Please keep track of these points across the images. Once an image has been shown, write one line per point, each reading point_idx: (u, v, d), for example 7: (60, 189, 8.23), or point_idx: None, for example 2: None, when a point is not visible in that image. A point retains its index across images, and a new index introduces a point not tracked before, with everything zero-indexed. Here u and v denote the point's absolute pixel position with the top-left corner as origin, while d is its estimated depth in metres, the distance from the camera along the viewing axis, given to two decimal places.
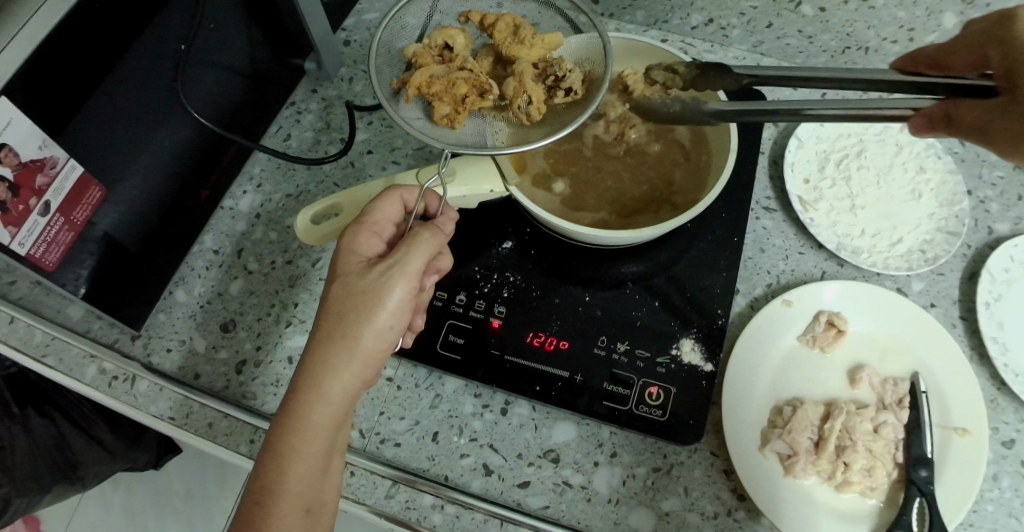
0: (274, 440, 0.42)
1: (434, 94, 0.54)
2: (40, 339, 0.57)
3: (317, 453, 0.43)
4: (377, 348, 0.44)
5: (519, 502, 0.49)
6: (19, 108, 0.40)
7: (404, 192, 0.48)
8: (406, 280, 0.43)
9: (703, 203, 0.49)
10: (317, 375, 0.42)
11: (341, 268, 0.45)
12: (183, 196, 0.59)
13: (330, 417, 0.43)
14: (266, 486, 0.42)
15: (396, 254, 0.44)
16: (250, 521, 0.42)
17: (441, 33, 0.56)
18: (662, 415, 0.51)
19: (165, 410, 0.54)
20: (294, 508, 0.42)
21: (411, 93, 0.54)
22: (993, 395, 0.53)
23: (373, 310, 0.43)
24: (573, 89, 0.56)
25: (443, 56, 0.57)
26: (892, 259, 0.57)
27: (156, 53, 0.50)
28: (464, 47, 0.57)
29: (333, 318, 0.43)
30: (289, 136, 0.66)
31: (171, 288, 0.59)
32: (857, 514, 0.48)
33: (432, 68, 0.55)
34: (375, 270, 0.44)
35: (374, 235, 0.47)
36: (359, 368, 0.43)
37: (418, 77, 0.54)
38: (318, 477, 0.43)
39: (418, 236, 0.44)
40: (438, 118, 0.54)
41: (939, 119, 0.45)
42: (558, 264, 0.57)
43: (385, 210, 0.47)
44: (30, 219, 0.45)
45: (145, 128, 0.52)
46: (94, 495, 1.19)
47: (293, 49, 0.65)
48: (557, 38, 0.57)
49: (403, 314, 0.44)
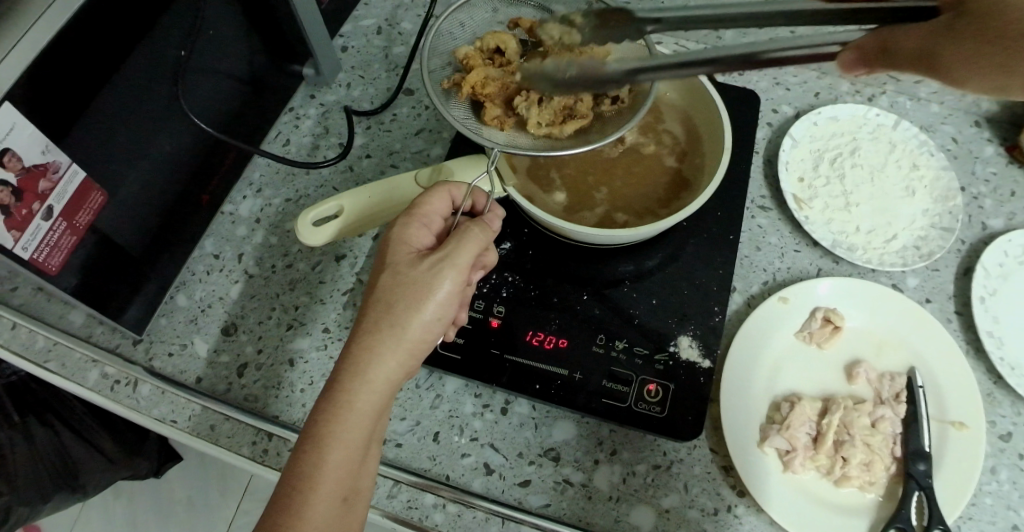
0: (315, 425, 0.42)
1: (487, 95, 0.55)
2: (42, 344, 0.57)
3: (357, 441, 0.43)
4: (423, 340, 0.44)
5: (520, 500, 0.50)
6: (25, 114, 0.41)
7: (453, 189, 0.49)
8: (456, 273, 0.44)
9: (698, 201, 0.50)
10: (362, 361, 0.42)
11: (389, 258, 0.45)
12: (184, 201, 0.59)
13: (373, 405, 0.43)
14: (303, 472, 0.41)
15: (447, 246, 0.44)
16: (283, 507, 0.41)
17: (492, 36, 0.57)
18: (661, 412, 0.51)
19: (168, 413, 0.55)
20: (330, 495, 0.42)
21: (465, 92, 0.56)
22: (990, 389, 0.53)
23: (422, 300, 0.43)
24: (622, 97, 0.56)
25: (494, 58, 0.58)
26: (887, 256, 0.57)
27: (158, 59, 0.51)
28: (516, 52, 0.57)
29: (381, 306, 0.43)
30: (289, 141, 0.66)
31: (172, 293, 0.60)
32: (856, 507, 0.48)
33: (486, 70, 0.56)
34: (426, 261, 0.44)
35: (424, 227, 0.47)
36: (403, 358, 0.43)
37: (474, 77, 0.55)
38: (356, 465, 0.43)
39: (469, 231, 0.45)
40: (489, 120, 0.56)
41: (873, 53, 0.37)
42: (555, 264, 0.58)
43: (434, 205, 0.48)
44: (34, 223, 0.45)
45: (146, 133, 0.53)
46: (96, 503, 1.19)
47: (291, 56, 0.65)
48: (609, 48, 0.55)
49: (450, 307, 0.44)
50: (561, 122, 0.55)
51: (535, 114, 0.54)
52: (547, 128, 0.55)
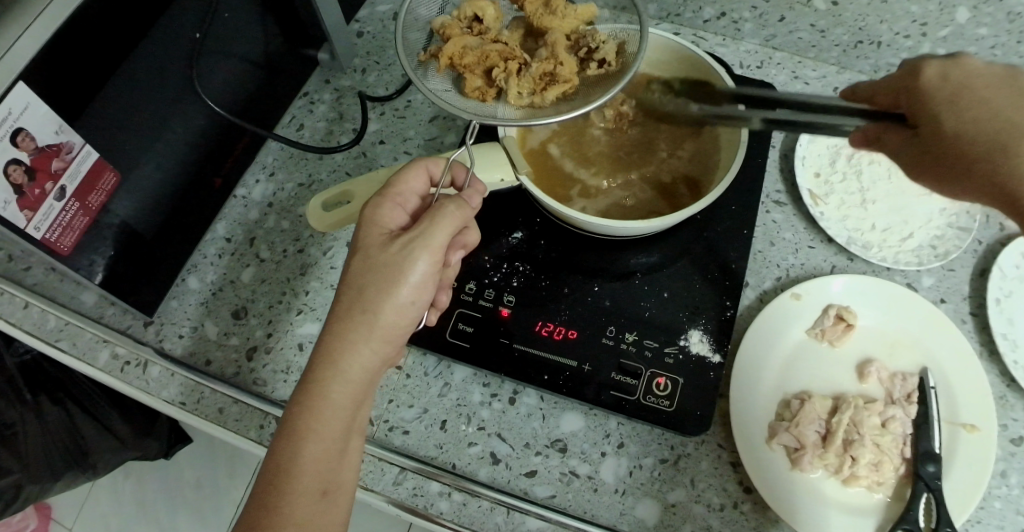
0: (290, 418, 0.42)
1: (467, 65, 0.54)
2: (53, 324, 0.58)
3: (334, 432, 0.42)
4: (397, 324, 0.44)
5: (526, 490, 0.50)
6: (39, 94, 0.41)
7: (430, 165, 0.49)
8: (430, 253, 0.43)
9: (714, 193, 0.49)
10: (335, 352, 0.42)
11: (363, 241, 0.45)
12: (196, 184, 0.59)
13: (348, 394, 0.43)
14: (281, 468, 0.42)
15: (420, 226, 0.44)
16: (262, 503, 0.41)
17: (470, 4, 0.55)
18: (669, 406, 0.51)
19: (176, 395, 0.55)
20: (310, 489, 0.42)
21: (442, 63, 0.54)
22: (1002, 391, 0.53)
23: (395, 283, 0.42)
24: (607, 61, 0.55)
25: (473, 27, 0.55)
26: (902, 254, 0.57)
27: (173, 41, 0.51)
28: (495, 18, 0.55)
29: (354, 291, 0.43)
30: (303, 126, 0.66)
31: (184, 275, 0.60)
32: (864, 508, 0.48)
33: (465, 39, 0.54)
34: (397, 243, 0.43)
35: (398, 207, 0.47)
36: (378, 344, 0.43)
37: (451, 47, 0.53)
38: (335, 458, 0.43)
39: (444, 209, 0.44)
40: (470, 91, 0.54)
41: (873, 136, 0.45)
42: (566, 254, 0.58)
43: (410, 183, 0.47)
44: (46, 204, 0.45)
45: (160, 117, 0.53)
46: (105, 484, 1.21)
47: (306, 40, 0.65)
48: (590, 10, 0.55)
49: (425, 289, 0.44)
50: (542, 89, 0.53)
51: (515, 83, 0.53)
52: (529, 96, 0.54)
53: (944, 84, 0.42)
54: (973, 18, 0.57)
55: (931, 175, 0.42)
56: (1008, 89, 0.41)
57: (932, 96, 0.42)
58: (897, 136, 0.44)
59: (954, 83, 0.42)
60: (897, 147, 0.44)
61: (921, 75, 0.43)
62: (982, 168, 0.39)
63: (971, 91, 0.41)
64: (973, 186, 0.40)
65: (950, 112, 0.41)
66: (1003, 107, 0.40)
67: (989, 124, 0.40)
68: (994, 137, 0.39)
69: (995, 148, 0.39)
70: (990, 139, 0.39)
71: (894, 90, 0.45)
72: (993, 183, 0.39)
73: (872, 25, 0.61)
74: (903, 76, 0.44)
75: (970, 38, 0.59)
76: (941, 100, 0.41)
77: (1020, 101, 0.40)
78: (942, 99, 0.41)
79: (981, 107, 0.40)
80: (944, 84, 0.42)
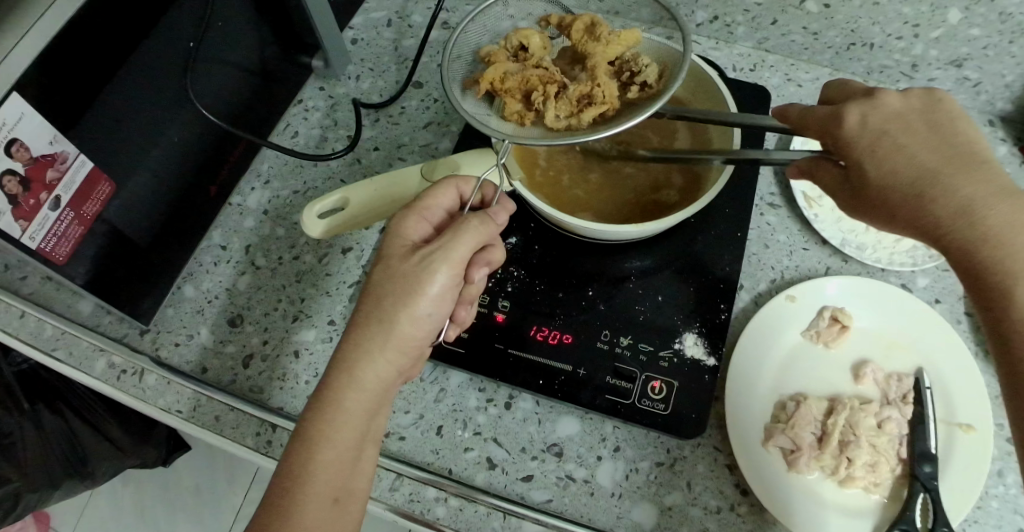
0: (306, 423, 0.42)
1: (507, 90, 0.52)
2: (49, 333, 0.58)
3: (347, 440, 0.43)
4: (414, 335, 0.44)
5: (522, 496, 0.50)
6: (31, 103, 0.41)
7: (461, 183, 0.48)
8: (449, 267, 0.43)
9: (706, 197, 0.49)
10: (353, 359, 0.43)
11: (385, 252, 0.45)
12: (192, 192, 0.59)
13: (362, 403, 0.43)
14: (294, 472, 0.42)
15: (442, 239, 0.43)
16: (274, 508, 0.41)
17: (517, 33, 0.54)
18: (665, 409, 0.51)
19: (174, 403, 0.55)
20: (322, 494, 0.42)
21: (483, 88, 0.53)
22: (997, 391, 0.53)
23: (413, 294, 0.42)
24: (649, 83, 0.52)
25: (518, 56, 0.54)
26: (896, 255, 0.57)
27: (167, 52, 0.51)
28: (540, 47, 0.54)
29: (374, 299, 0.43)
30: (298, 133, 0.67)
31: (180, 283, 0.60)
32: (860, 509, 0.48)
33: (506, 65, 0.53)
34: (417, 255, 0.44)
35: (424, 221, 0.47)
36: (393, 355, 0.43)
37: (492, 72, 0.52)
38: (350, 464, 0.43)
39: (467, 224, 0.44)
40: (509, 115, 0.52)
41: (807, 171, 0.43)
42: (560, 259, 0.58)
43: (439, 198, 0.47)
44: (41, 214, 0.45)
45: (154, 126, 0.53)
46: (103, 491, 1.20)
47: (300, 47, 0.65)
48: (634, 35, 0.53)
49: (444, 302, 0.44)
50: (579, 112, 0.51)
51: (552, 106, 0.50)
52: (567, 119, 0.51)
53: (864, 129, 0.39)
54: (966, 19, 0.57)
55: (867, 216, 0.40)
56: (924, 129, 0.39)
57: (854, 143, 0.39)
58: (828, 174, 0.42)
59: (875, 128, 0.39)
60: (831, 184, 0.42)
61: (843, 119, 0.40)
62: (904, 216, 0.38)
63: (890, 136, 0.38)
64: (902, 230, 0.39)
65: (871, 162, 0.39)
66: (921, 152, 0.38)
67: (907, 174, 0.38)
68: (915, 186, 0.37)
69: (913, 198, 0.37)
70: (910, 188, 0.37)
71: (817, 128, 0.41)
72: (923, 229, 0.37)
73: (865, 27, 0.61)
74: (825, 114, 0.41)
75: (962, 39, 0.59)
76: (864, 150, 0.39)
77: (938, 144, 0.38)
78: (863, 148, 0.39)
79: (903, 153, 0.38)
80: (862, 130, 0.39)
